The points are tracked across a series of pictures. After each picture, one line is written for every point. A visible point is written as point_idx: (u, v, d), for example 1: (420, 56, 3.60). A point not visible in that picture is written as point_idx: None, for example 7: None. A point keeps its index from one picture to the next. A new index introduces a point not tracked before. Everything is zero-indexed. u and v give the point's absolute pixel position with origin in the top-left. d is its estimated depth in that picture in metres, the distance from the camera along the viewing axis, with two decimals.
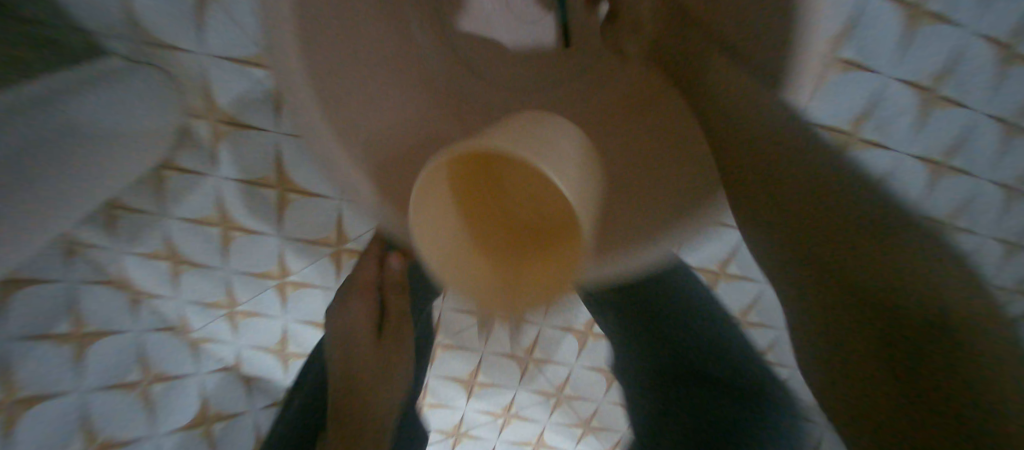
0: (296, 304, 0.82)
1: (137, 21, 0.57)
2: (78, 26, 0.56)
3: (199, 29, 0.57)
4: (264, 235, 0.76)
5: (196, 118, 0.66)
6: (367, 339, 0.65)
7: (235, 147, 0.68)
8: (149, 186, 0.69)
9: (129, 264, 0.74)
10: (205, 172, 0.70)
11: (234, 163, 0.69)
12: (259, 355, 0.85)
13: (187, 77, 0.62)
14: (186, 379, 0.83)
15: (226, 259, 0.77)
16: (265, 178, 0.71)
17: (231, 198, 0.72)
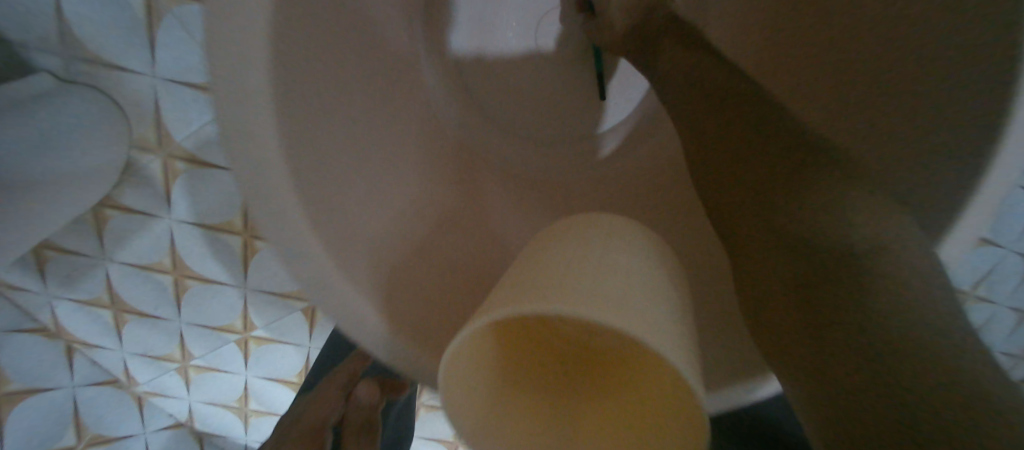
0: (261, 359, 0.66)
1: (70, 32, 0.43)
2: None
3: (153, 50, 0.44)
4: (224, 286, 0.60)
5: (148, 151, 0.51)
6: None
7: (193, 184, 0.53)
8: (84, 223, 0.54)
9: (61, 311, 0.60)
10: (156, 210, 0.54)
11: (190, 203, 0.54)
12: (215, 412, 0.71)
13: (137, 103, 0.47)
14: (131, 439, 0.70)
15: (179, 310, 0.61)
16: (230, 223, 0.55)
17: (184, 236, 0.56)
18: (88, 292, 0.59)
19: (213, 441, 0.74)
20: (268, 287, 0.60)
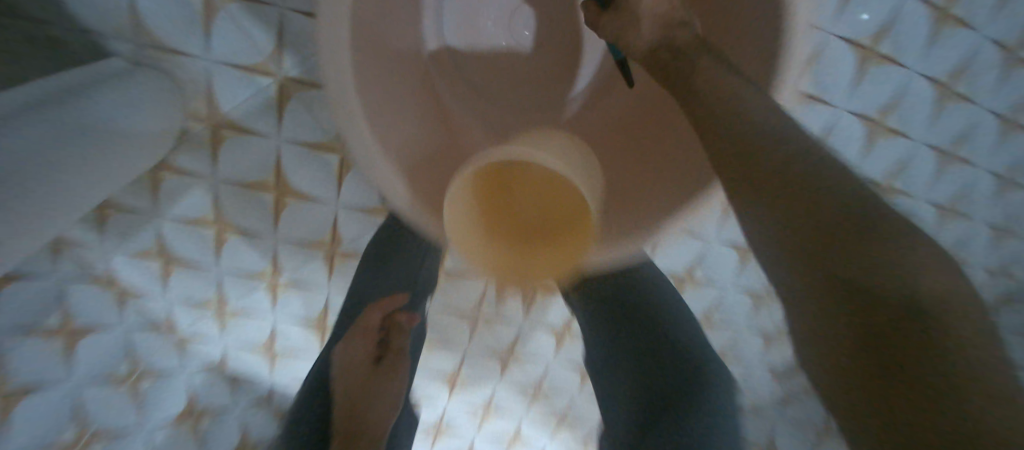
0: (287, 301, 0.74)
1: (143, 25, 0.54)
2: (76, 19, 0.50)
3: (207, 34, 0.55)
4: (259, 235, 0.69)
5: (195, 122, 0.61)
6: (367, 370, 0.69)
7: (235, 151, 0.63)
8: (144, 187, 0.63)
9: (118, 264, 0.66)
10: (204, 172, 0.64)
11: (234, 165, 0.64)
12: (244, 354, 0.75)
13: (190, 80, 0.57)
14: (174, 375, 0.72)
15: (219, 259, 0.69)
16: (264, 181, 0.66)
17: (229, 194, 0.66)
18: (141, 243, 0.67)
19: (243, 384, 0.75)
20: (298, 236, 0.71)
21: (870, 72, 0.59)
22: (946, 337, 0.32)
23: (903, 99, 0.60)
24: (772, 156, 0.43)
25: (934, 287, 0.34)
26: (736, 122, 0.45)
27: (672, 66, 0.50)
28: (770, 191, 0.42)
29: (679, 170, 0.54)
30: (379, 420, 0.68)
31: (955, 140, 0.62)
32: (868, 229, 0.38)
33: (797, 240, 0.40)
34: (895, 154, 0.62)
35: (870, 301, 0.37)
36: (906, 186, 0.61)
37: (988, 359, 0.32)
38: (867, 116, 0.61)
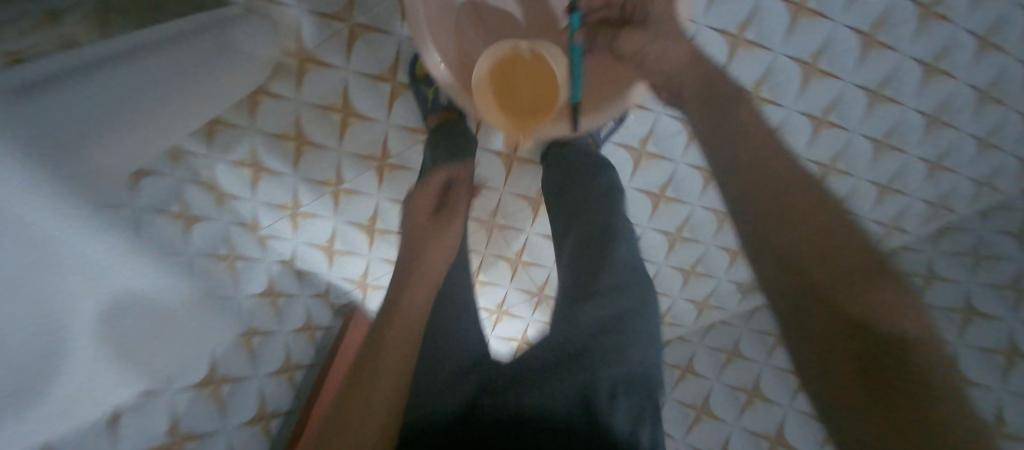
0: (345, 206, 0.97)
1: None
2: None
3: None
4: (326, 149, 0.89)
5: (287, 57, 0.79)
6: (426, 220, 0.71)
7: (310, 80, 0.82)
8: (244, 106, 0.80)
9: (220, 171, 0.82)
10: (289, 97, 0.83)
11: (309, 92, 0.83)
12: (310, 249, 0.99)
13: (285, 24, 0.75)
14: (256, 262, 0.90)
15: (296, 167, 0.90)
16: (333, 104, 0.85)
17: (309, 116, 0.85)
18: (240, 154, 0.84)
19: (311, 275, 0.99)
20: (356, 152, 0.90)
21: (800, 25, 0.72)
22: (909, 356, 0.38)
23: (834, 46, 0.74)
24: (787, 191, 0.44)
25: (880, 304, 0.39)
26: (789, 266, 0.42)
27: (697, 87, 0.56)
28: (784, 220, 0.43)
29: (732, 136, 0.50)
30: (404, 335, 0.57)
31: (882, 81, 0.76)
32: (892, 289, 0.40)
33: (810, 304, 0.41)
34: (825, 90, 0.77)
35: (874, 351, 0.39)
36: (836, 118, 0.80)
37: (933, 352, 0.38)
38: (800, 59, 0.75)
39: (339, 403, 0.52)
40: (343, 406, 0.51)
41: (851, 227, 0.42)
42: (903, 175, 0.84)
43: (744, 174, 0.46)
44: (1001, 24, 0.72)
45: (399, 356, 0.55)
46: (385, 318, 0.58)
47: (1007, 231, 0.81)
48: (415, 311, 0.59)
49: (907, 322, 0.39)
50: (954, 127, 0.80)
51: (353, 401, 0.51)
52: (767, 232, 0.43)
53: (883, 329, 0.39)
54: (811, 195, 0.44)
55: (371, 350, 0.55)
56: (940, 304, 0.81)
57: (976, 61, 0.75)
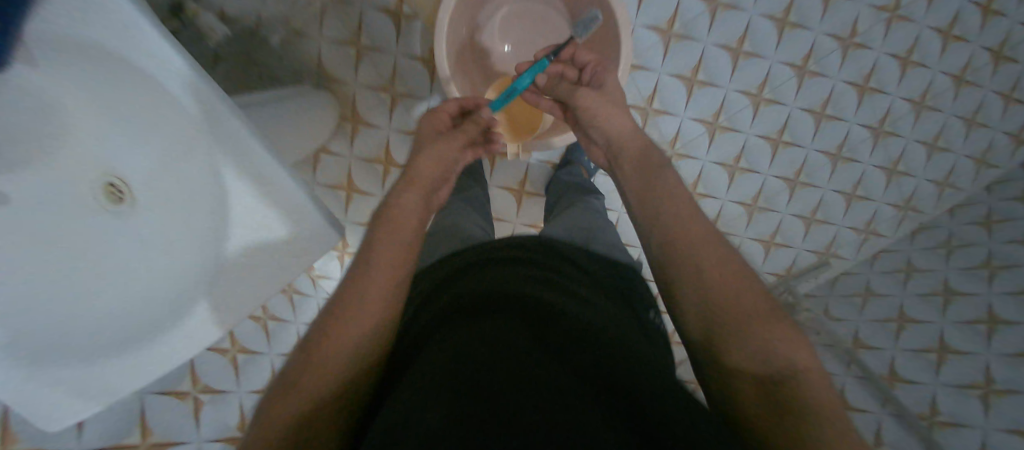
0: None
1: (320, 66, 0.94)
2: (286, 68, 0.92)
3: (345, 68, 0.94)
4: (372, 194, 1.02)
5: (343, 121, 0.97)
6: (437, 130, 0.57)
7: (361, 138, 0.99)
8: (309, 163, 0.97)
9: None
10: (344, 153, 0.99)
11: (359, 147, 0.99)
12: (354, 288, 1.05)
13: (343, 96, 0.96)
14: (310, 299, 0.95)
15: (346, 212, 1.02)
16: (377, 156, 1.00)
17: (358, 167, 1.00)
18: None
19: None
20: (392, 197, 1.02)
21: (741, 65, 0.88)
22: (788, 391, 0.39)
23: (774, 79, 0.89)
24: (693, 252, 0.46)
25: (755, 351, 0.41)
26: (695, 301, 0.45)
27: (632, 159, 0.55)
28: (682, 267, 0.46)
29: (660, 186, 0.51)
30: (404, 252, 0.45)
31: (822, 103, 0.90)
32: (768, 322, 0.43)
33: (709, 331, 0.44)
34: (774, 114, 0.91)
35: (764, 382, 0.40)
36: (790, 137, 0.92)
37: (818, 387, 0.39)
38: (748, 92, 0.90)
39: (339, 290, 0.43)
40: (342, 293, 0.42)
41: (744, 281, 0.45)
42: (866, 184, 0.94)
43: (654, 208, 0.50)
44: (919, 45, 0.84)
45: (398, 267, 0.44)
46: (383, 225, 0.46)
47: (976, 223, 0.82)
48: (416, 212, 0.48)
49: (789, 358, 0.41)
50: (901, 136, 0.90)
51: (342, 310, 0.41)
52: (671, 281, 0.47)
53: (764, 365, 0.41)
54: (714, 255, 0.46)
55: (362, 257, 0.44)
56: (912, 291, 0.80)
57: (901, 78, 0.87)
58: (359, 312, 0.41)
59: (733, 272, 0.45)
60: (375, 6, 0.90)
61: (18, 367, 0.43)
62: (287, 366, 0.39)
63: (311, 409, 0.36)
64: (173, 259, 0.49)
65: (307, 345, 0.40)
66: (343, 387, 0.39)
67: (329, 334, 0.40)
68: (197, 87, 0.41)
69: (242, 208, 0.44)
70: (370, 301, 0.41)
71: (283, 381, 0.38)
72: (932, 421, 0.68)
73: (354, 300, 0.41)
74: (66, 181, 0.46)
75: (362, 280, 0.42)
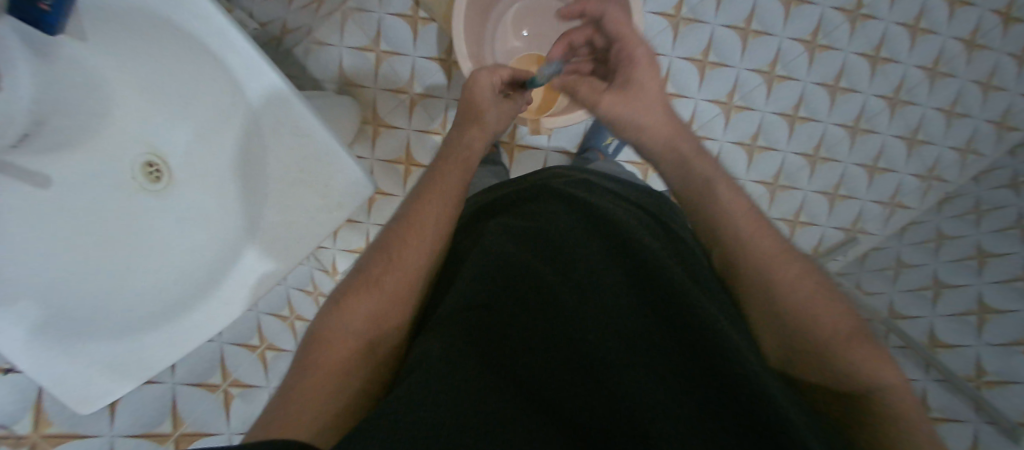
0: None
1: (341, 71, 0.95)
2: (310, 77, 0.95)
3: (366, 68, 0.95)
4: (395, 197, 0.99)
5: (365, 124, 0.97)
6: (493, 98, 0.58)
7: (384, 139, 0.98)
8: None
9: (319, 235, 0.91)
10: (365, 156, 0.98)
11: (380, 148, 0.98)
12: None
13: (364, 99, 0.97)
14: None
15: (369, 215, 0.98)
16: (397, 157, 0.99)
17: (381, 169, 0.98)
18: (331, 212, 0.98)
19: None
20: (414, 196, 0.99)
21: (751, 44, 0.90)
22: (867, 409, 0.36)
23: (785, 55, 0.90)
24: (759, 273, 0.43)
25: (837, 379, 0.38)
26: (762, 315, 0.42)
27: (675, 173, 0.52)
28: (756, 279, 0.43)
29: (710, 195, 0.48)
30: (460, 176, 0.53)
31: (835, 77, 0.91)
32: (852, 339, 0.39)
33: (781, 350, 0.41)
34: (789, 91, 0.92)
35: (853, 399, 0.37)
36: (807, 114, 0.93)
37: (907, 415, 0.36)
38: (761, 70, 0.91)
39: (391, 227, 0.48)
40: (403, 220, 0.48)
41: (824, 297, 0.41)
42: (887, 156, 0.93)
43: (711, 224, 0.47)
44: (925, 14, 0.87)
45: (455, 196, 0.51)
46: (453, 155, 0.55)
47: (1004, 186, 0.80)
48: (476, 150, 0.57)
49: (877, 379, 0.37)
50: (917, 105, 0.91)
51: (409, 226, 0.47)
52: (740, 288, 0.44)
53: (850, 380, 0.37)
54: (788, 270, 0.42)
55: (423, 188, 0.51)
56: (945, 258, 0.78)
57: (913, 46, 0.88)
58: (424, 230, 0.47)
59: (809, 283, 0.42)
60: (393, 12, 0.93)
61: (56, 345, 0.43)
62: (356, 276, 0.44)
63: (383, 308, 0.42)
64: (210, 233, 0.50)
65: (381, 252, 0.45)
66: (401, 297, 0.43)
67: (402, 248, 0.45)
68: (272, 88, 0.44)
69: (278, 164, 0.46)
70: (436, 219, 0.48)
71: (360, 282, 0.43)
72: (980, 381, 0.66)
73: (420, 219, 0.47)
74: (107, 159, 0.48)
75: (431, 200, 0.49)
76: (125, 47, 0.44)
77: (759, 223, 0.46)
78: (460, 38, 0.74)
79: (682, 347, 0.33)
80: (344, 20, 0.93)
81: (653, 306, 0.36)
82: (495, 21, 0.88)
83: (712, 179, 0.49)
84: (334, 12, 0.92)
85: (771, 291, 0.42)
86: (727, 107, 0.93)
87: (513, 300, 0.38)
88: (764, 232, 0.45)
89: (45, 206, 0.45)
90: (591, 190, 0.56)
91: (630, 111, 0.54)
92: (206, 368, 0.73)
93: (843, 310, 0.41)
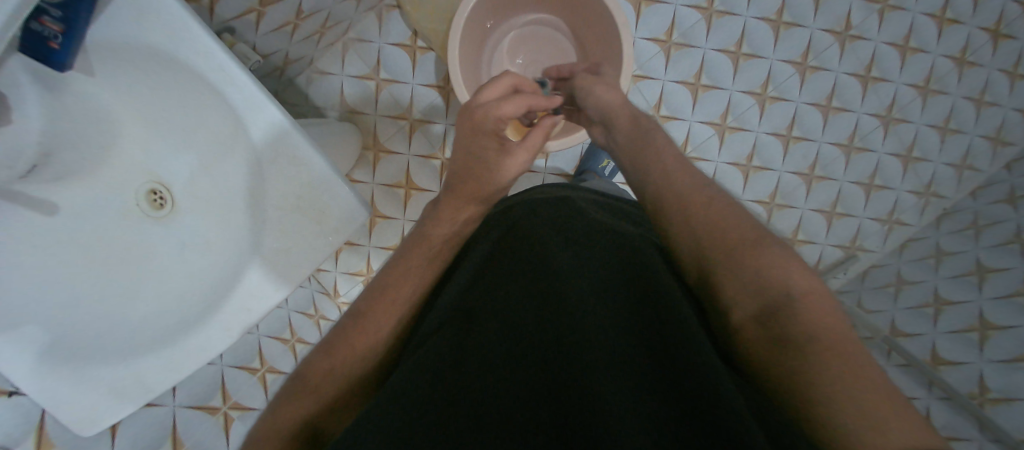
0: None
1: (343, 99, 0.99)
2: (313, 105, 0.98)
3: (367, 96, 0.99)
4: (397, 220, 1.01)
5: (366, 150, 1.00)
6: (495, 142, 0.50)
7: (385, 164, 1.01)
8: None
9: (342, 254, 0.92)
10: (367, 181, 1.01)
11: (382, 172, 1.01)
12: None
13: (365, 126, 1.00)
14: None
15: (370, 238, 1.01)
16: (398, 181, 1.01)
17: (381, 193, 1.01)
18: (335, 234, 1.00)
19: None
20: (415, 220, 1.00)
21: (742, 66, 0.92)
22: (779, 322, 0.35)
23: (776, 77, 0.92)
24: (679, 202, 0.44)
25: (751, 286, 0.37)
26: (693, 246, 0.42)
27: (624, 127, 0.54)
28: (674, 215, 0.44)
29: (646, 146, 0.51)
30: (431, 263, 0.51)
31: (827, 97, 0.92)
32: (768, 258, 0.38)
33: (714, 284, 0.40)
34: (782, 111, 0.93)
35: (772, 321, 0.35)
36: (800, 133, 0.94)
37: (821, 316, 0.34)
38: (752, 91, 0.93)
39: (353, 312, 0.47)
40: (371, 304, 0.47)
41: (733, 217, 0.42)
42: (882, 173, 0.94)
43: (644, 165, 0.49)
44: (915, 32, 0.88)
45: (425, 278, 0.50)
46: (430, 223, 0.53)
47: (1000, 201, 0.78)
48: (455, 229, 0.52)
49: (793, 293, 0.35)
50: (910, 122, 0.91)
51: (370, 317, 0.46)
52: (666, 229, 0.45)
53: (775, 304, 0.36)
54: (698, 197, 0.44)
55: (392, 265, 0.50)
56: (945, 274, 0.77)
57: (903, 64, 0.90)
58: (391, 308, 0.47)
59: (731, 213, 0.42)
60: (392, 42, 0.97)
61: (63, 368, 0.45)
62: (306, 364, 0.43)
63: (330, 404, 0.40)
64: (210, 256, 0.52)
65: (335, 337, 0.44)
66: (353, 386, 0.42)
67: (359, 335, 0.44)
68: (272, 118, 0.46)
69: (276, 192, 0.48)
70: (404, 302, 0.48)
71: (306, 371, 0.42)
72: (984, 399, 0.63)
73: (385, 302, 0.47)
74: (115, 187, 0.51)
75: (397, 278, 0.49)
76: (136, 81, 0.47)
77: (688, 165, 0.48)
78: (455, 65, 0.76)
79: (649, 365, 0.34)
80: (346, 51, 0.96)
81: (629, 326, 0.38)
82: (490, 48, 0.91)
83: (647, 129, 0.53)
84: (335, 42, 0.95)
85: (691, 216, 0.43)
86: (720, 127, 0.94)
87: (488, 321, 0.40)
88: (689, 168, 0.47)
89: (52, 232, 0.47)
90: (572, 201, 0.57)
91: (587, 90, 0.61)
92: (207, 392, 0.74)
93: (763, 233, 0.40)
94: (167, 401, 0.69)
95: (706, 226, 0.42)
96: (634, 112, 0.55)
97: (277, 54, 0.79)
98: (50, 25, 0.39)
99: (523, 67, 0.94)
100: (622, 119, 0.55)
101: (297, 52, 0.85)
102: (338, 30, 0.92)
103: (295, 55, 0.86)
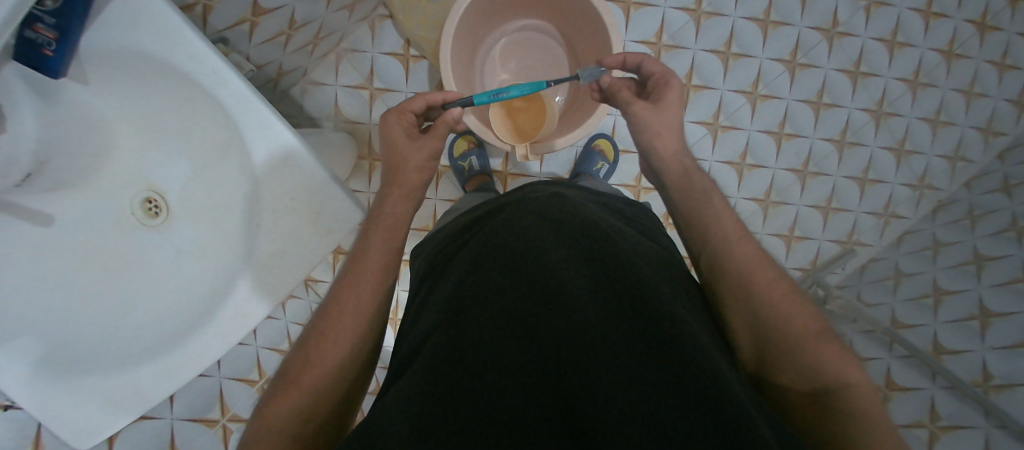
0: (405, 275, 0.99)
1: (338, 109, 0.99)
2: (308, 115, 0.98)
3: (362, 106, 0.99)
4: None
5: (361, 159, 1.01)
6: (401, 136, 0.57)
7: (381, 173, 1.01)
8: None
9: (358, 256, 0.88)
10: (365, 191, 1.01)
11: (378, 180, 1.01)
12: None
13: (361, 135, 1.00)
14: None
15: None
16: None
17: None
18: None
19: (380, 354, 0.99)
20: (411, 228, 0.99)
21: (732, 65, 0.93)
22: (830, 405, 0.38)
23: (767, 75, 0.93)
24: (741, 273, 0.45)
25: (804, 368, 0.40)
26: (756, 319, 0.43)
27: (676, 185, 0.54)
28: (731, 284, 0.45)
29: (703, 209, 0.50)
30: (385, 241, 0.51)
31: (818, 93, 0.93)
32: (827, 344, 0.41)
33: (765, 352, 0.42)
34: (773, 109, 0.94)
35: (821, 405, 0.39)
36: (793, 130, 0.94)
37: (866, 407, 0.37)
38: (743, 90, 0.94)
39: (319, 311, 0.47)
40: (335, 295, 0.47)
41: (793, 299, 0.43)
42: (875, 167, 0.94)
43: (702, 231, 0.49)
44: (901, 27, 0.89)
45: (381, 266, 0.49)
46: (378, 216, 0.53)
47: (994, 191, 0.78)
48: (403, 219, 0.54)
49: (846, 378, 0.39)
50: (901, 116, 0.92)
51: (334, 313, 0.46)
52: (721, 297, 0.46)
53: (830, 388, 0.39)
54: (760, 275, 0.45)
55: (355, 255, 0.50)
56: (942, 264, 0.77)
57: (891, 59, 0.91)
58: (356, 300, 0.47)
59: (787, 291, 0.44)
60: (385, 52, 0.98)
61: (58, 379, 0.45)
62: (285, 368, 0.43)
63: (311, 405, 0.41)
64: (208, 261, 0.52)
65: (307, 340, 0.45)
66: (328, 379, 0.43)
67: (324, 338, 0.44)
68: (267, 120, 0.46)
69: (272, 194, 0.48)
70: (361, 293, 0.47)
71: (286, 374, 0.43)
72: (988, 386, 0.65)
73: (346, 295, 0.47)
74: (109, 196, 0.50)
75: (360, 268, 0.49)
76: (131, 86, 0.47)
77: (745, 233, 0.48)
78: (449, 69, 0.76)
79: (660, 377, 0.34)
80: (339, 60, 0.97)
81: (631, 328, 0.38)
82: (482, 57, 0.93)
83: (701, 191, 0.52)
84: (329, 53, 0.96)
85: (753, 291, 0.44)
86: (713, 127, 0.95)
87: (498, 326, 0.39)
88: (749, 239, 0.48)
89: (46, 242, 0.46)
90: (569, 200, 0.56)
91: (650, 126, 0.55)
92: (204, 406, 0.73)
93: (819, 317, 0.43)
94: (166, 414, 0.69)
95: (767, 303, 0.43)
96: (690, 171, 0.54)
97: (271, 65, 0.79)
98: (44, 32, 0.38)
99: (516, 73, 0.95)
100: (677, 175, 0.54)
101: (291, 63, 0.86)
102: (331, 41, 0.92)
103: (290, 66, 0.86)
